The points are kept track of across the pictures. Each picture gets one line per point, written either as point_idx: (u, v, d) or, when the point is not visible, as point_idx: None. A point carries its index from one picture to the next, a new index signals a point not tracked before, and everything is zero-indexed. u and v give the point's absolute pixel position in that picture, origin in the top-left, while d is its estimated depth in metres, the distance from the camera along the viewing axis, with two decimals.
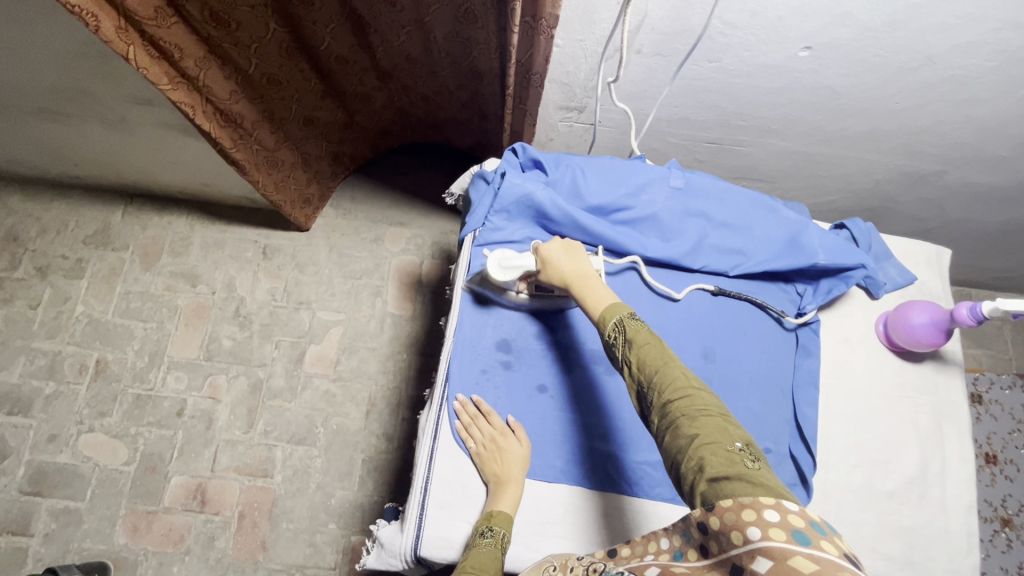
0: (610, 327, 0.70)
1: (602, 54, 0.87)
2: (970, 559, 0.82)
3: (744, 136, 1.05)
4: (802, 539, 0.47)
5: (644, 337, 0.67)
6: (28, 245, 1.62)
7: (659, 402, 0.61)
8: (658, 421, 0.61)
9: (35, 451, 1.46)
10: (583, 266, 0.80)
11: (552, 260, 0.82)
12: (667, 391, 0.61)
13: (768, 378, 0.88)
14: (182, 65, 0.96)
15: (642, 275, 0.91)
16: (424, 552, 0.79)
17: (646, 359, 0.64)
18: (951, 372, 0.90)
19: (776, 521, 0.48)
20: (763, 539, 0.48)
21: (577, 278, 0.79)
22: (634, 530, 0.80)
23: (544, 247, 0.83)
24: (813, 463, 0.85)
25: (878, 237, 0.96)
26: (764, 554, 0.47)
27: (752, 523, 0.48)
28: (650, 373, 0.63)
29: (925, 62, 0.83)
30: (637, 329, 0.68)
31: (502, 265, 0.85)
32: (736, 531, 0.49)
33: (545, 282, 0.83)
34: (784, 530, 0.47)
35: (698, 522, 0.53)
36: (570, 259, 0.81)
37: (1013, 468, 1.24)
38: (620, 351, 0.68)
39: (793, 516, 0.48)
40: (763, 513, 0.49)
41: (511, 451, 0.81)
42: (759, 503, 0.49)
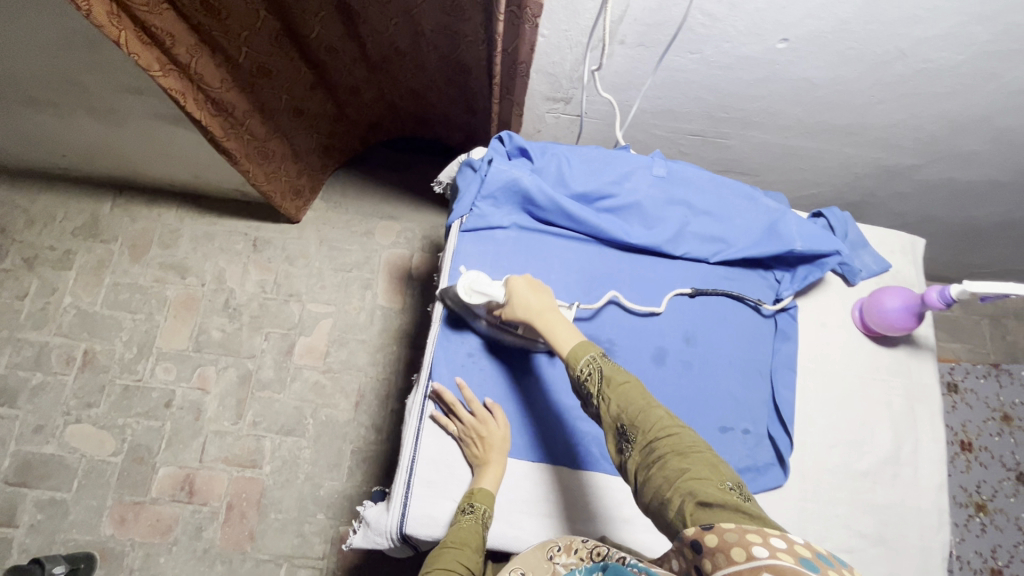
0: (582, 363, 0.70)
1: (587, 44, 0.89)
2: (940, 535, 0.85)
3: (727, 128, 1.08)
4: (810, 566, 0.48)
5: (621, 376, 0.68)
6: (15, 236, 1.62)
7: (645, 437, 0.63)
8: (642, 456, 0.62)
9: (21, 441, 1.46)
10: (549, 303, 0.79)
11: (519, 294, 0.79)
12: (654, 428, 0.63)
13: (747, 360, 0.91)
14: (174, 52, 0.97)
15: (619, 303, 0.90)
16: (410, 529, 0.80)
17: (628, 398, 0.66)
18: (924, 356, 0.93)
19: (783, 547, 0.50)
20: (769, 558, 0.50)
21: (546, 314, 0.77)
22: (613, 507, 0.83)
23: (513, 281, 0.81)
24: (790, 442, 0.87)
25: (854, 226, 0.99)
26: (770, 570, 0.49)
27: (758, 543, 0.51)
28: (633, 412, 0.64)
29: (898, 55, 0.86)
30: (612, 367, 0.69)
31: (472, 287, 0.83)
32: (738, 548, 0.51)
33: (509, 317, 0.80)
34: (791, 555, 0.49)
35: (693, 541, 0.54)
36: (537, 294, 0.80)
37: (987, 454, 1.27)
38: (594, 389, 0.68)
39: (799, 547, 0.51)
40: (768, 538, 0.51)
41: (491, 436, 0.82)
42: (764, 532, 0.52)
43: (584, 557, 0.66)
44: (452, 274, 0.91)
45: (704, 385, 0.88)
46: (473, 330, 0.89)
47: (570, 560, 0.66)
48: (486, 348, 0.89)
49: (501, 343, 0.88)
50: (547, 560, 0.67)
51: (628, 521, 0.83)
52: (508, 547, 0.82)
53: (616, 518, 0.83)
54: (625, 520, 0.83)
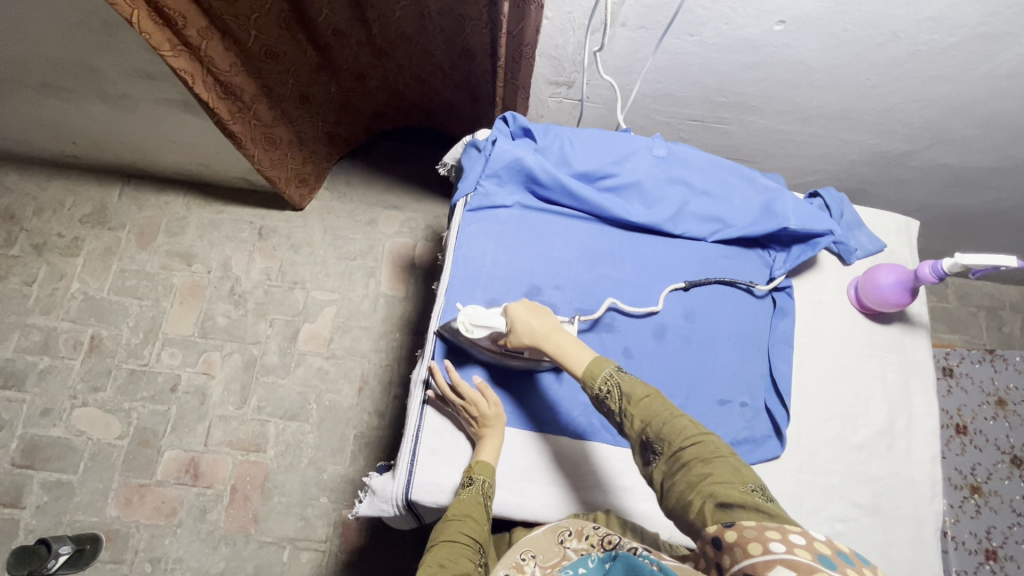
0: (599, 382, 0.74)
1: (589, 26, 0.91)
2: (933, 507, 0.87)
3: (726, 113, 1.10)
4: (828, 563, 0.51)
5: (641, 391, 0.72)
6: (23, 223, 1.64)
7: (669, 448, 0.67)
8: (668, 465, 0.66)
9: (28, 424, 1.48)
10: (552, 324, 0.82)
11: (521, 320, 0.81)
12: (677, 438, 0.66)
13: (746, 336, 0.93)
14: (185, 33, 1.00)
15: (620, 309, 0.90)
16: (415, 496, 0.82)
17: (651, 412, 0.69)
18: (918, 333, 0.95)
19: (802, 543, 0.53)
20: (786, 553, 0.52)
21: (552, 336, 0.80)
22: (614, 478, 0.86)
23: (512, 307, 0.83)
24: (786, 414, 0.89)
25: (850, 206, 1.01)
26: (785, 563, 0.51)
27: (776, 539, 0.54)
28: (657, 424, 0.68)
29: (892, 37, 0.88)
30: (631, 383, 0.73)
31: (472, 322, 0.82)
32: (756, 542, 0.54)
33: (515, 345, 0.82)
34: (809, 551, 0.52)
35: (714, 537, 0.58)
36: (538, 317, 0.82)
37: (982, 438, 1.29)
38: (617, 405, 0.72)
39: (820, 543, 0.53)
40: (787, 535, 0.54)
41: (483, 411, 0.82)
42: (784, 528, 0.55)
43: (595, 543, 0.72)
44: (457, 249, 0.92)
45: (703, 359, 0.90)
46: (475, 362, 0.88)
47: (581, 545, 0.73)
48: (488, 372, 0.88)
49: (503, 367, 0.87)
50: (558, 543, 0.75)
51: (630, 490, 0.85)
52: (511, 514, 0.83)
53: (617, 487, 0.85)
54: (625, 488, 0.85)
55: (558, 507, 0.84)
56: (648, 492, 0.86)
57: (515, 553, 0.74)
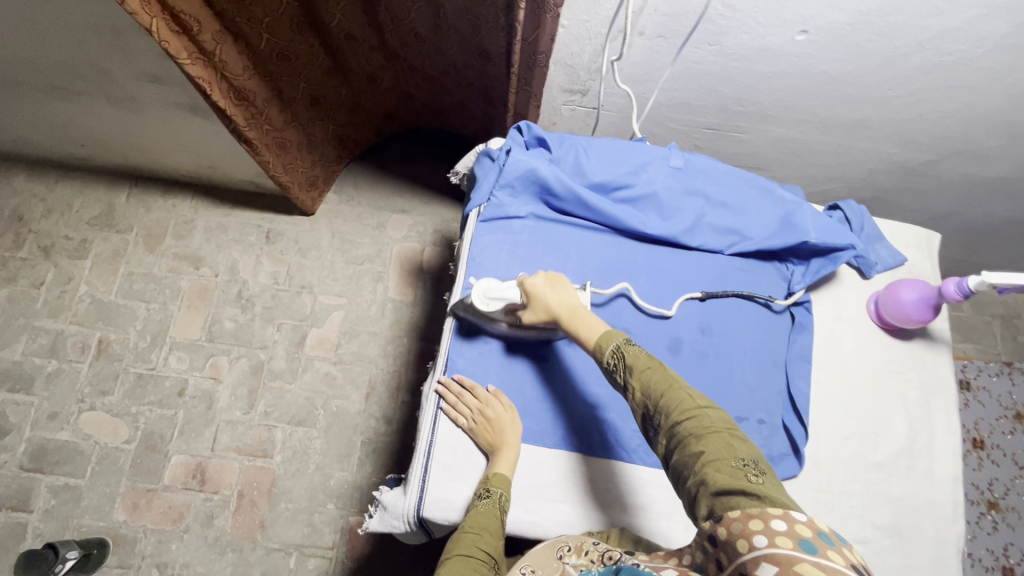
0: (609, 353, 0.74)
1: (606, 35, 0.90)
2: (955, 528, 0.85)
3: (743, 122, 1.08)
4: (808, 548, 0.49)
5: (645, 361, 0.71)
6: (31, 225, 1.63)
7: (667, 423, 0.65)
8: (667, 440, 0.65)
9: (36, 428, 1.47)
10: (569, 299, 0.82)
11: (538, 293, 0.82)
12: (674, 413, 0.65)
13: (763, 352, 0.91)
14: (200, 39, 0.99)
15: (631, 299, 0.90)
16: (428, 513, 0.81)
17: (650, 383, 0.68)
18: (939, 349, 0.93)
19: (783, 530, 0.51)
20: (769, 547, 0.51)
21: (567, 311, 0.81)
22: (631, 496, 0.84)
23: (528, 280, 0.84)
24: (805, 432, 0.87)
25: (871, 219, 0.99)
26: (769, 560, 0.50)
27: (758, 532, 0.52)
28: (656, 397, 0.67)
29: (917, 47, 0.86)
30: (636, 354, 0.72)
31: (487, 295, 0.84)
32: (742, 539, 0.52)
33: (532, 317, 0.83)
34: (791, 538, 0.50)
35: (709, 534, 0.56)
36: (555, 291, 0.83)
37: (1000, 453, 1.28)
38: (621, 377, 0.72)
39: (800, 526, 0.51)
40: (770, 522, 0.52)
41: (500, 419, 0.83)
42: (766, 514, 0.53)
43: (595, 559, 0.71)
44: (470, 261, 0.91)
45: (719, 373, 0.88)
46: (491, 335, 0.90)
47: (580, 561, 0.72)
48: (504, 348, 0.89)
49: (520, 340, 0.89)
50: (557, 559, 0.72)
51: (644, 508, 0.84)
52: (524, 533, 0.82)
53: (633, 505, 0.84)
54: (642, 507, 0.84)
55: (572, 526, 0.82)
56: (662, 510, 0.84)
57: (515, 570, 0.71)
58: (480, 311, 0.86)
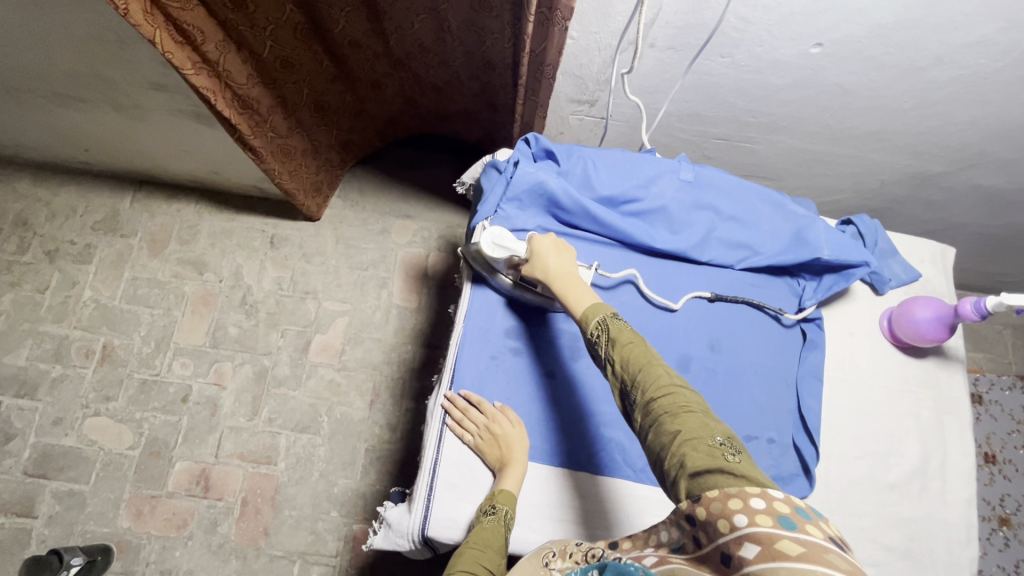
0: (593, 326, 0.71)
1: (616, 47, 0.88)
2: (968, 551, 0.84)
3: (753, 133, 1.06)
4: (788, 524, 0.48)
5: (627, 336, 0.68)
6: (37, 230, 1.63)
7: (642, 400, 0.62)
8: (642, 417, 0.62)
9: (40, 433, 1.47)
10: (568, 266, 0.81)
11: (541, 253, 0.82)
12: (650, 390, 0.61)
13: (773, 369, 0.89)
14: (204, 49, 0.98)
15: (637, 286, 0.91)
16: (432, 532, 0.80)
17: (629, 358, 0.65)
18: (954, 368, 0.92)
19: (762, 508, 0.49)
20: (750, 526, 0.48)
21: (563, 276, 0.79)
22: (637, 515, 0.82)
23: (536, 239, 0.84)
24: (815, 453, 0.86)
25: (884, 234, 0.97)
26: (751, 540, 0.48)
27: (738, 511, 0.49)
28: (633, 373, 0.64)
29: (935, 61, 0.84)
30: (620, 327, 0.69)
31: (495, 242, 0.85)
32: (722, 519, 0.50)
33: (529, 275, 0.84)
34: (770, 516, 0.48)
35: (686, 514, 0.54)
36: (558, 256, 0.82)
37: (1012, 468, 1.27)
38: (603, 350, 0.69)
39: (778, 503, 0.49)
40: (749, 501, 0.50)
41: (507, 435, 0.82)
42: (745, 493, 0.50)
43: (580, 560, 0.66)
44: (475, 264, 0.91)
45: (729, 391, 0.87)
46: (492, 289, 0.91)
47: (565, 564, 0.66)
48: (507, 305, 0.91)
49: (522, 305, 0.90)
50: (542, 566, 0.67)
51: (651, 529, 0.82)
52: (528, 551, 0.81)
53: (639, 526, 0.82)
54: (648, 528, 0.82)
55: None
56: None
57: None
58: (484, 254, 0.87)
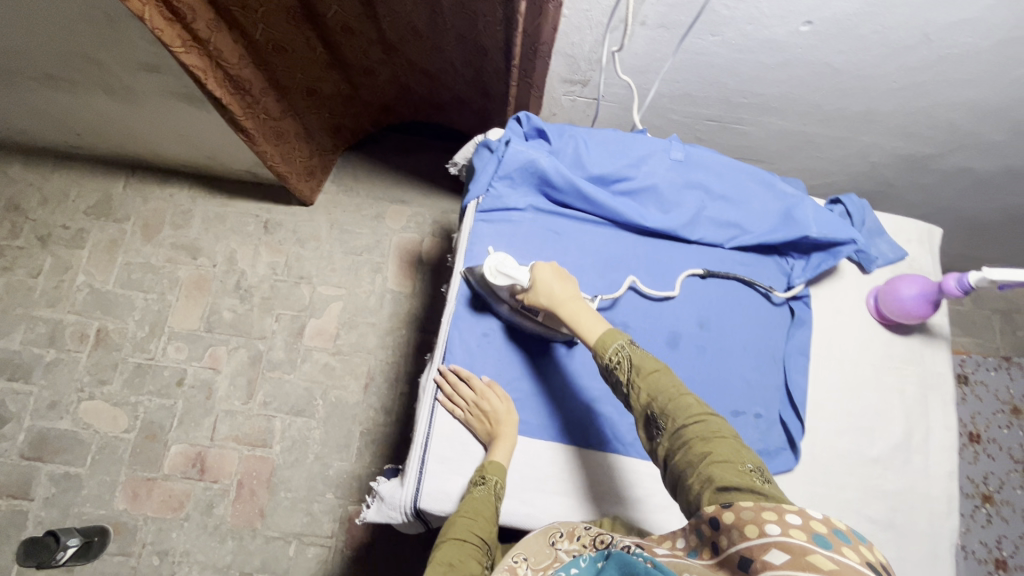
0: (611, 352, 0.72)
1: (607, 25, 0.88)
2: (949, 522, 0.86)
3: (745, 114, 1.07)
4: (822, 542, 0.49)
5: (651, 364, 0.70)
6: (29, 214, 1.63)
7: (672, 424, 0.64)
8: (670, 442, 0.64)
9: (36, 417, 1.48)
10: (574, 292, 0.80)
11: (544, 282, 0.80)
12: (681, 416, 0.64)
13: (762, 347, 0.91)
14: (194, 27, 0.98)
15: (636, 288, 0.90)
16: (424, 504, 0.81)
17: (657, 387, 0.67)
18: (938, 345, 0.93)
19: (797, 524, 0.51)
20: (781, 535, 0.50)
21: (571, 301, 0.78)
22: (627, 488, 0.84)
23: (538, 268, 0.82)
24: (801, 427, 0.87)
25: (873, 214, 0.98)
26: (780, 547, 0.49)
27: (772, 520, 0.51)
28: (662, 400, 0.66)
29: (923, 39, 0.85)
30: (642, 355, 0.71)
31: (497, 268, 0.83)
32: (751, 524, 0.52)
33: (532, 303, 0.81)
34: (805, 531, 0.50)
35: (709, 518, 0.55)
36: (562, 283, 0.81)
37: (995, 446, 1.29)
38: (625, 377, 0.70)
39: (816, 522, 0.50)
40: (783, 515, 0.52)
41: (496, 409, 0.83)
42: (781, 508, 0.52)
43: (587, 543, 0.69)
44: (469, 252, 0.91)
45: (718, 368, 0.88)
46: (494, 314, 0.90)
47: (572, 547, 0.69)
48: (504, 330, 0.89)
49: (522, 329, 0.88)
50: (547, 546, 0.70)
51: (642, 500, 0.84)
52: (519, 523, 0.82)
53: (629, 498, 0.84)
54: (638, 500, 0.84)
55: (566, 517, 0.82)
56: (659, 503, 0.84)
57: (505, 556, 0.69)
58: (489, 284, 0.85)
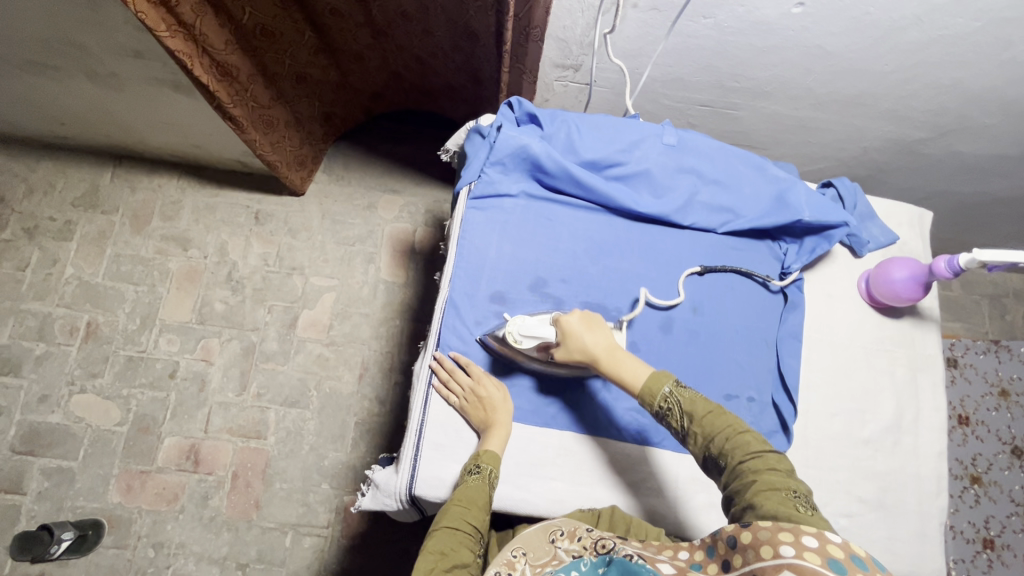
0: (660, 398, 0.73)
1: (599, 8, 0.88)
2: (939, 503, 0.87)
3: (737, 98, 1.07)
4: (837, 567, 0.52)
5: (703, 406, 0.71)
6: (15, 206, 1.60)
7: (730, 463, 0.66)
8: (727, 478, 0.66)
9: (26, 411, 1.46)
10: (606, 339, 0.80)
11: (574, 333, 0.80)
12: (739, 452, 0.66)
13: (754, 331, 0.91)
14: (179, 11, 0.96)
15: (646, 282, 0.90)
16: (419, 491, 0.81)
17: (711, 429, 0.69)
18: (928, 327, 0.94)
19: (814, 547, 0.54)
20: (795, 557, 0.53)
21: (606, 354, 0.78)
22: (622, 472, 0.85)
23: (564, 319, 0.82)
24: (794, 410, 0.88)
25: (864, 198, 0.99)
26: (792, 569, 0.53)
27: (786, 543, 0.55)
28: (720, 441, 0.68)
29: (914, 21, 0.85)
30: (693, 398, 0.72)
31: (522, 333, 0.82)
32: (767, 545, 0.56)
33: (566, 357, 0.81)
34: (820, 556, 0.53)
35: (730, 536, 0.60)
36: (592, 331, 0.81)
37: (984, 429, 1.31)
38: (678, 423, 0.72)
39: (832, 547, 0.54)
40: (800, 537, 0.55)
41: (493, 397, 0.83)
42: (799, 530, 0.55)
43: (588, 546, 0.71)
44: (461, 240, 0.90)
45: (711, 353, 0.89)
46: (523, 372, 0.87)
47: (573, 546, 0.72)
48: (536, 386, 0.87)
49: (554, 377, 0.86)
50: (548, 542, 0.73)
51: (636, 484, 0.85)
52: (513, 509, 0.83)
53: (623, 482, 0.85)
54: (632, 484, 0.85)
55: (561, 502, 0.83)
56: (652, 486, 0.85)
57: (504, 550, 0.73)
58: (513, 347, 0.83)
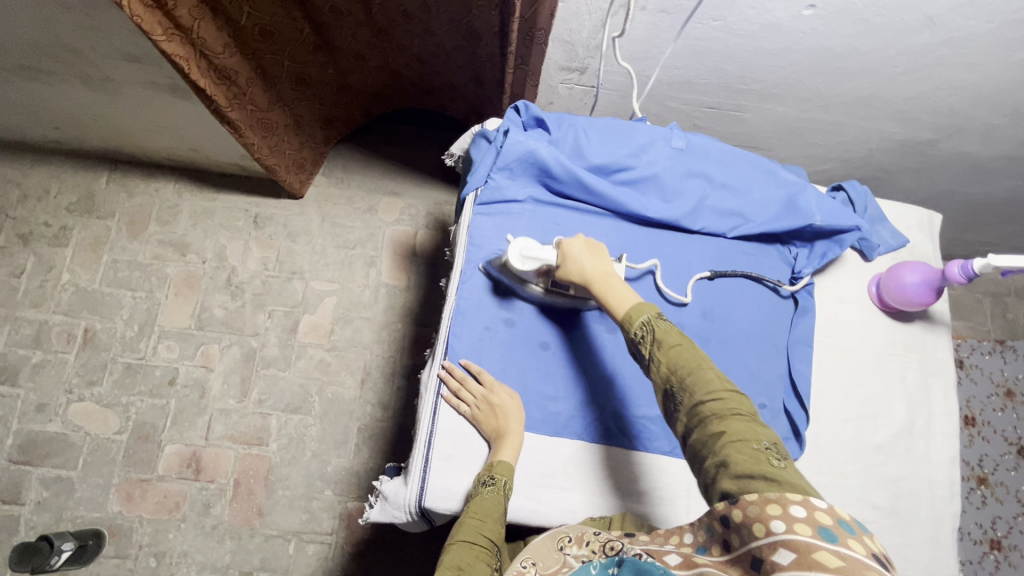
0: (637, 325, 0.70)
1: (608, 10, 0.86)
2: (951, 507, 0.87)
3: (744, 100, 1.05)
4: (828, 536, 0.48)
5: (674, 338, 0.67)
6: (8, 212, 1.57)
7: (690, 399, 0.63)
8: (687, 417, 0.63)
9: (24, 420, 1.44)
10: (605, 265, 0.79)
11: (573, 256, 0.80)
12: (699, 390, 0.62)
13: (766, 337, 0.90)
14: (176, 15, 0.94)
15: (654, 279, 0.89)
16: (429, 503, 0.80)
17: (677, 361, 0.65)
18: (939, 331, 0.93)
19: (802, 517, 0.50)
20: (787, 532, 0.49)
21: (600, 278, 0.77)
22: (633, 482, 0.84)
23: (566, 242, 0.81)
24: (806, 417, 0.87)
25: (874, 201, 0.98)
26: (787, 546, 0.49)
27: (776, 517, 0.50)
28: (682, 373, 0.64)
29: (926, 23, 0.84)
30: (666, 329, 0.69)
31: (524, 254, 0.82)
32: (757, 523, 0.51)
33: (563, 279, 0.81)
34: (810, 526, 0.49)
35: (721, 515, 0.55)
36: (592, 257, 0.80)
37: (989, 429, 1.31)
38: (648, 351, 0.68)
39: (821, 513, 0.50)
40: (789, 508, 0.50)
41: (504, 404, 0.81)
42: (785, 499, 0.51)
43: (597, 550, 0.69)
44: (469, 246, 0.89)
45: (722, 359, 0.88)
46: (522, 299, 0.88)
47: (582, 551, 0.70)
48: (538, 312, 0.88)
49: (554, 308, 0.87)
50: (557, 550, 0.71)
51: (648, 494, 0.84)
52: (525, 521, 0.82)
53: (634, 491, 0.83)
54: (643, 493, 0.83)
55: (575, 512, 0.82)
56: (663, 495, 0.84)
57: (514, 561, 0.70)
58: (514, 270, 0.83)
